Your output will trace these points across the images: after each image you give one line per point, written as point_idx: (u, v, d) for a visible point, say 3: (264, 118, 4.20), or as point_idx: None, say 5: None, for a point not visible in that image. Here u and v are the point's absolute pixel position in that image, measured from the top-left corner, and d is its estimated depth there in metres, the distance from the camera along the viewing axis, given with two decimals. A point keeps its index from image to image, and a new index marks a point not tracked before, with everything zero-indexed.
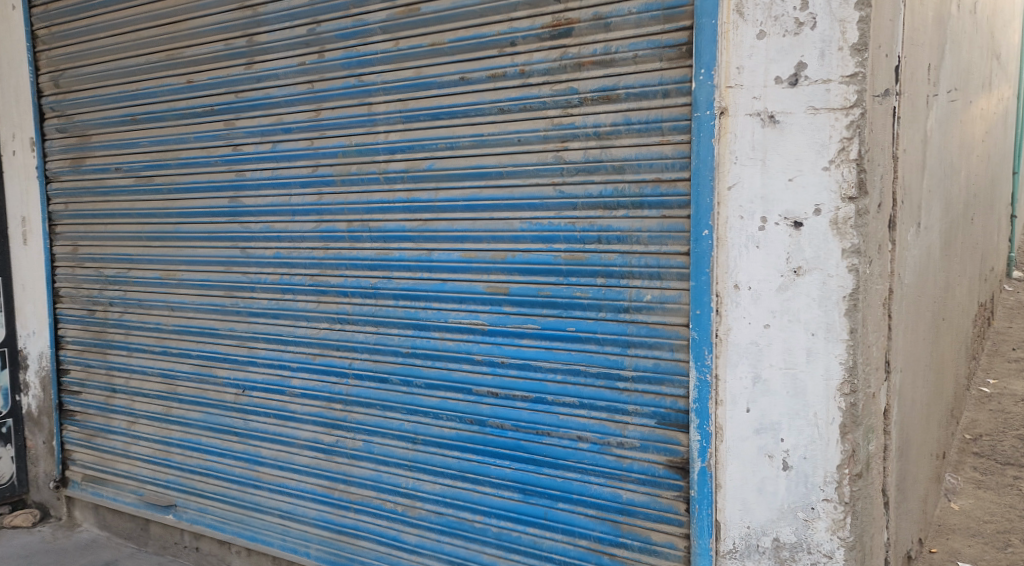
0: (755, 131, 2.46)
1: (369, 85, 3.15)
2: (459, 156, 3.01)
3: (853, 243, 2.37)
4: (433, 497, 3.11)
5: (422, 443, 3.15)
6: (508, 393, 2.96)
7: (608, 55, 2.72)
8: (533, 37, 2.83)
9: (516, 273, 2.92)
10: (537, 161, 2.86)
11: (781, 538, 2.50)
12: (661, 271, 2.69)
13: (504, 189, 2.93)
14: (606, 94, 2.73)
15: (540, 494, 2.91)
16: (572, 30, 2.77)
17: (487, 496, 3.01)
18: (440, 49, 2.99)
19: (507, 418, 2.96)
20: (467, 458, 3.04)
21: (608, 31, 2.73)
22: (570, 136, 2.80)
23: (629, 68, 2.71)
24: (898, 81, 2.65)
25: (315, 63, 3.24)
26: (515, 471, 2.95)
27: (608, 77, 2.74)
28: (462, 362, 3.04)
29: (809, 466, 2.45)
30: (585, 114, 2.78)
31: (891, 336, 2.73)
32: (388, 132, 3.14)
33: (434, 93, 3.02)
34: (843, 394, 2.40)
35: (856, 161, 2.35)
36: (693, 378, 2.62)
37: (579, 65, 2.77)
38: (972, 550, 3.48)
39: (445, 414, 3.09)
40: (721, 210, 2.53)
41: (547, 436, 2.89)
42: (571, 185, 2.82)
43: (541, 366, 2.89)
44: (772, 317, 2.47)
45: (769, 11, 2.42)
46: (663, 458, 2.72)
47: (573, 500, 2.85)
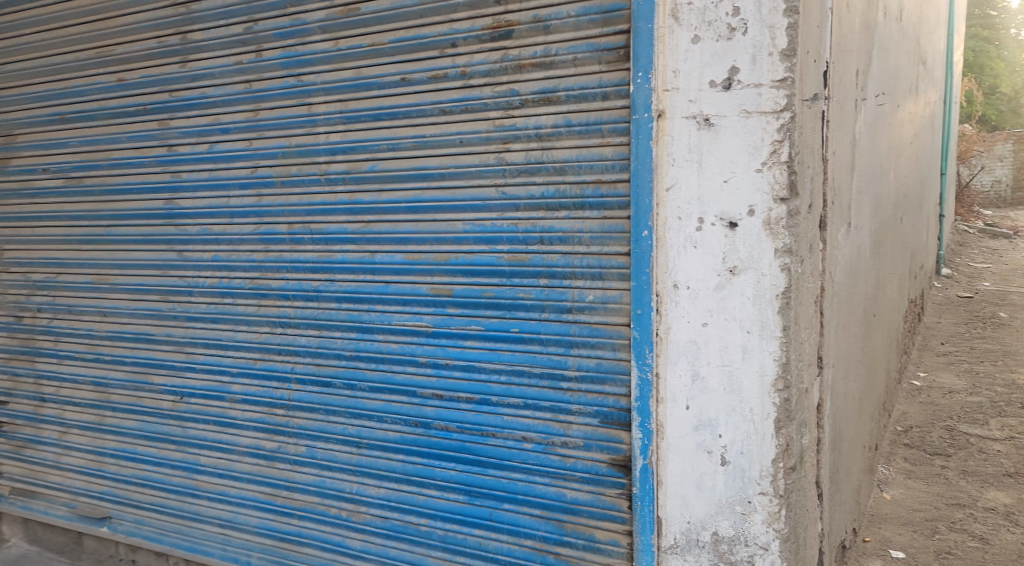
0: (691, 134, 2.51)
1: (308, 85, 3.13)
2: (401, 157, 3.01)
3: (785, 243, 2.44)
4: (379, 500, 3.12)
5: (366, 447, 3.16)
6: (453, 395, 2.98)
7: (549, 57, 2.75)
8: (473, 38, 2.84)
9: (459, 275, 2.94)
10: (479, 162, 2.88)
11: (720, 532, 2.56)
12: (602, 271, 2.74)
13: (446, 191, 2.95)
14: (546, 95, 2.76)
15: (485, 495, 2.94)
16: (512, 32, 2.78)
17: (432, 498, 3.03)
18: (380, 49, 2.99)
19: (452, 420, 2.98)
20: (412, 461, 3.07)
21: (548, 33, 2.75)
22: (512, 137, 2.83)
23: (569, 70, 2.74)
24: (826, 86, 2.73)
25: (252, 62, 3.21)
26: (461, 473, 2.97)
27: (549, 79, 2.76)
28: (407, 364, 3.05)
29: (746, 461, 2.51)
30: (526, 116, 2.81)
31: (823, 332, 2.82)
32: (329, 133, 3.13)
33: (375, 93, 3.02)
34: (777, 389, 2.47)
35: (787, 163, 2.42)
36: (634, 377, 2.67)
37: (519, 66, 2.79)
38: (903, 538, 3.61)
39: (390, 417, 3.10)
40: (660, 210, 2.58)
41: (492, 437, 2.92)
42: (512, 187, 2.84)
43: (485, 367, 2.91)
44: (709, 316, 2.53)
45: (702, 16, 2.47)
46: (606, 455, 2.77)
47: (518, 501, 2.88)
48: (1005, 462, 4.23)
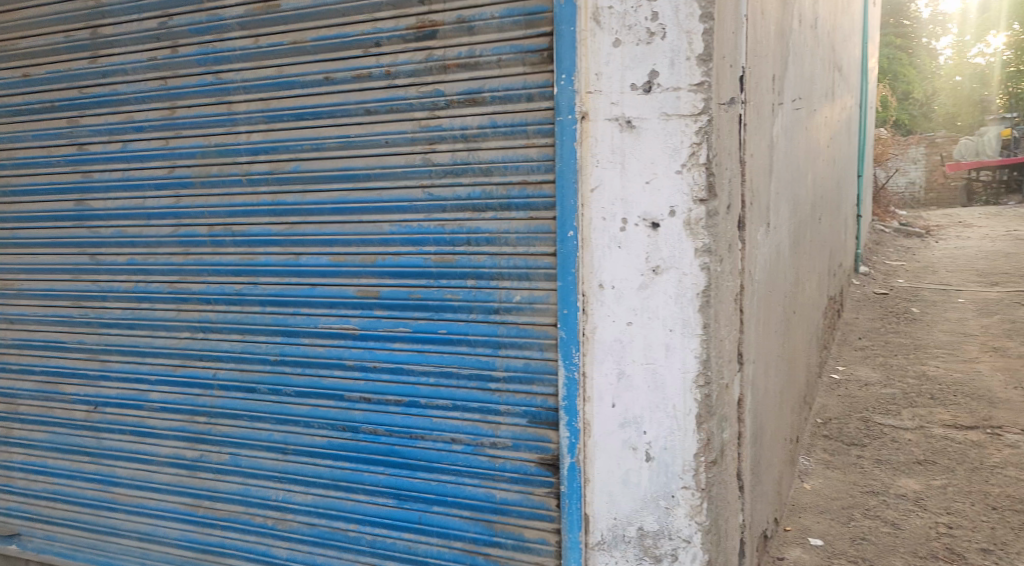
0: (614, 136, 2.55)
1: (227, 83, 3.08)
2: (325, 157, 2.99)
3: (705, 242, 2.50)
4: (306, 508, 3.09)
5: (293, 453, 3.12)
6: (381, 398, 2.97)
7: (473, 59, 2.76)
8: (397, 38, 2.84)
9: (386, 277, 2.93)
10: (405, 163, 2.88)
11: (645, 527, 2.61)
12: (529, 272, 2.76)
13: (371, 192, 2.94)
14: (471, 96, 2.77)
15: (414, 498, 2.93)
16: (436, 33, 2.79)
17: (361, 503, 3.01)
18: (302, 48, 2.96)
19: (381, 423, 2.97)
20: (340, 466, 3.04)
21: (472, 35, 2.76)
22: (437, 138, 2.83)
23: (494, 72, 2.75)
24: (742, 90, 2.81)
25: (167, 58, 3.15)
26: (390, 476, 2.96)
27: (474, 80, 2.77)
28: (334, 368, 3.03)
29: (669, 456, 2.57)
30: (451, 116, 2.81)
31: (743, 329, 2.90)
32: (249, 132, 3.09)
33: (297, 93, 2.99)
34: (698, 386, 2.53)
35: (706, 165, 2.48)
36: (562, 376, 2.69)
37: (444, 67, 2.79)
38: (821, 527, 3.72)
39: (317, 422, 3.07)
40: (585, 211, 2.61)
41: (421, 439, 2.92)
42: (439, 188, 2.85)
43: (414, 369, 2.91)
44: (633, 315, 2.58)
45: (623, 20, 2.51)
46: (535, 455, 2.79)
47: (448, 503, 2.88)
48: (916, 450, 4.41)
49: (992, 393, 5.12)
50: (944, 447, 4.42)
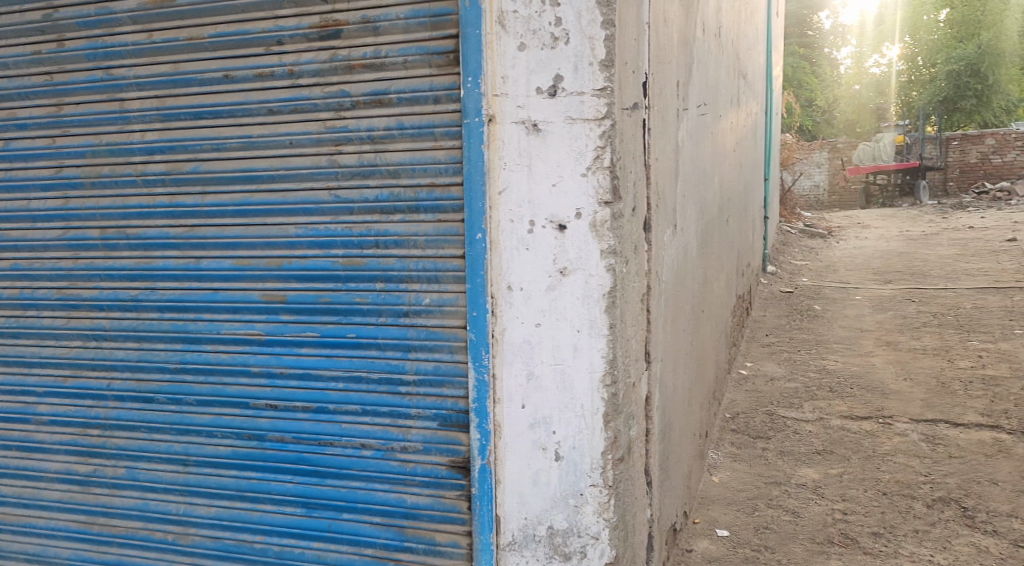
0: (520, 139, 2.57)
1: (118, 80, 3.00)
2: (226, 158, 2.93)
3: (610, 244, 2.56)
4: (210, 520, 3.01)
5: (194, 464, 3.04)
6: (288, 405, 2.91)
7: (379, 59, 2.74)
8: (300, 36, 2.80)
9: (292, 280, 2.89)
10: (310, 164, 2.84)
11: (554, 526, 2.63)
12: (438, 275, 2.74)
13: (276, 193, 2.89)
14: (378, 97, 2.75)
15: (323, 506, 2.88)
16: (340, 32, 2.76)
17: (268, 514, 2.95)
18: (198, 44, 2.90)
19: (289, 430, 2.91)
20: (245, 476, 2.97)
21: (377, 35, 2.74)
22: (344, 139, 2.80)
23: (400, 73, 2.74)
24: (646, 95, 2.88)
25: (52, 53, 3.06)
26: (298, 485, 2.91)
27: (379, 80, 2.76)
28: (238, 375, 2.96)
29: (578, 455, 2.60)
30: (357, 117, 2.79)
31: (650, 329, 2.97)
32: (144, 132, 3.01)
33: (195, 90, 2.93)
34: (605, 385, 2.58)
35: (610, 168, 2.53)
36: (472, 378, 2.69)
37: (348, 67, 2.77)
38: (727, 518, 3.82)
39: (220, 431, 2.99)
40: (493, 214, 2.62)
41: (330, 446, 2.87)
42: (345, 190, 2.81)
43: (322, 375, 2.87)
44: (542, 316, 2.60)
45: (527, 24, 2.54)
46: (446, 458, 2.76)
47: (358, 510, 2.84)
48: (815, 441, 4.57)
49: (885, 385, 5.35)
50: (841, 437, 4.60)
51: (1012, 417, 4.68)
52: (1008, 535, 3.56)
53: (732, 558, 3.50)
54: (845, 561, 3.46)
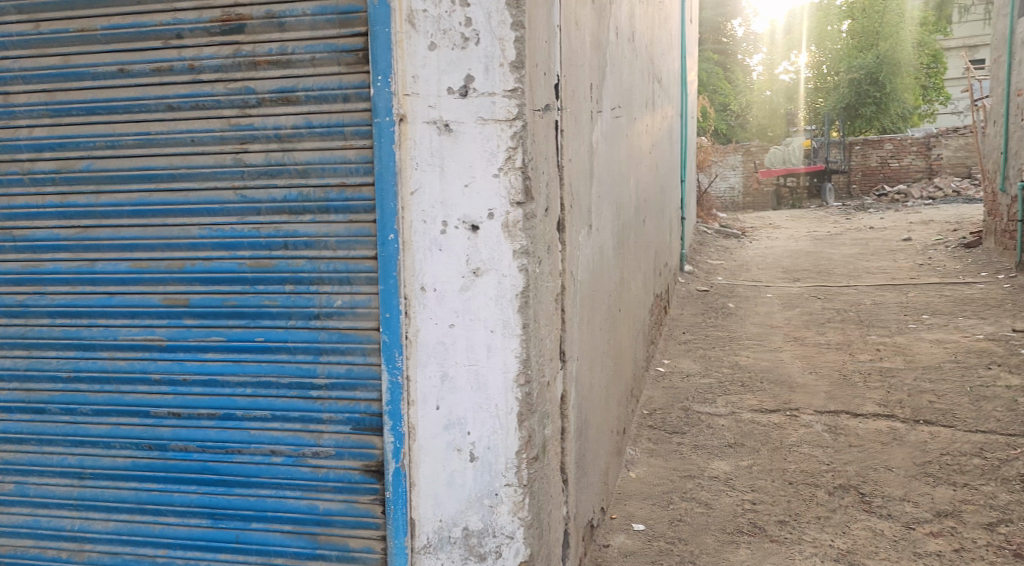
0: (432, 139, 2.56)
1: (2, 72, 2.89)
2: (121, 156, 2.83)
3: (522, 244, 2.57)
4: (107, 536, 2.90)
5: (90, 477, 2.92)
6: (192, 412, 2.82)
7: (285, 56, 2.69)
8: (200, 30, 2.73)
9: (196, 283, 2.80)
10: (213, 162, 2.76)
11: (469, 527, 2.62)
12: (349, 276, 2.69)
13: (176, 193, 2.80)
14: (285, 95, 2.70)
15: (230, 516, 2.81)
16: (243, 27, 2.70)
17: (170, 526, 2.85)
18: (90, 36, 2.80)
19: (192, 439, 2.82)
20: (146, 488, 2.87)
21: (282, 30, 2.69)
22: (249, 137, 2.73)
23: (308, 70, 2.69)
24: (558, 97, 2.91)
25: None
26: (203, 495, 2.83)
27: (285, 78, 2.71)
28: (137, 383, 2.86)
29: (492, 455, 2.60)
30: (263, 115, 2.73)
31: (564, 328, 3.00)
32: (31, 127, 2.90)
33: (87, 84, 2.83)
34: (519, 385, 2.58)
35: (522, 169, 2.55)
36: (384, 381, 2.65)
37: (253, 63, 2.71)
38: (643, 513, 3.87)
39: (118, 442, 2.88)
40: (406, 214, 2.59)
41: (238, 453, 2.80)
42: (250, 190, 2.75)
43: (228, 381, 2.79)
44: (455, 316, 2.59)
45: (438, 24, 2.53)
46: (359, 462, 2.72)
47: (267, 518, 2.78)
48: (727, 434, 4.68)
49: (792, 379, 5.52)
50: (751, 431, 4.71)
51: (906, 406, 4.88)
52: (901, 518, 3.71)
53: (647, 552, 3.55)
54: (752, 549, 3.54)
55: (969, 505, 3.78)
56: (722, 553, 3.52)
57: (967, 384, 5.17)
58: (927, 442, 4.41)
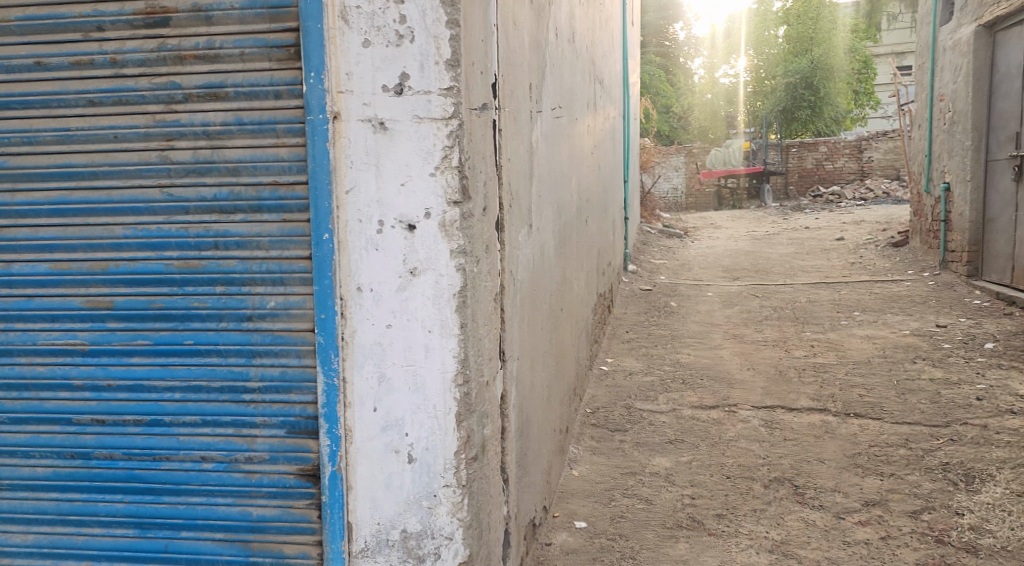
0: (367, 137, 2.54)
1: None
2: (40, 152, 2.75)
3: (459, 243, 2.56)
4: (27, 549, 2.81)
5: (9, 488, 2.83)
6: (117, 419, 2.75)
7: (213, 50, 2.64)
8: (123, 23, 2.67)
9: (120, 285, 2.73)
10: (138, 160, 2.70)
11: (408, 529, 2.60)
12: (283, 277, 2.66)
13: (98, 191, 2.72)
14: (213, 91, 2.66)
15: (158, 526, 2.75)
16: (169, 20, 2.65)
17: (95, 538, 2.78)
18: (6, 27, 2.72)
19: (118, 446, 2.75)
20: (68, 499, 2.79)
21: (210, 24, 2.64)
22: (176, 134, 2.68)
23: (237, 66, 2.65)
24: (496, 97, 2.92)
25: None
26: (130, 505, 2.75)
27: (213, 73, 2.66)
28: (57, 390, 2.78)
29: (430, 456, 2.59)
30: (191, 111, 2.68)
31: (503, 327, 3.00)
32: None
33: (2, 78, 2.75)
34: (457, 384, 2.58)
35: (458, 168, 2.54)
36: (320, 383, 2.62)
37: (179, 58, 2.66)
38: (586, 510, 3.89)
39: (38, 451, 2.80)
40: (341, 213, 2.57)
41: (166, 460, 2.74)
42: (177, 188, 2.69)
43: (155, 386, 2.73)
44: (392, 316, 2.57)
45: (371, 21, 2.51)
46: (294, 467, 2.68)
47: (198, 527, 2.73)
48: (668, 431, 4.73)
49: (731, 375, 5.61)
50: (691, 426, 4.78)
51: (838, 400, 5.00)
52: (832, 509, 3.80)
53: (588, 549, 3.57)
54: (691, 543, 3.58)
55: (895, 494, 3.88)
56: (661, 548, 3.56)
57: (894, 378, 5.31)
58: (857, 434, 4.52)
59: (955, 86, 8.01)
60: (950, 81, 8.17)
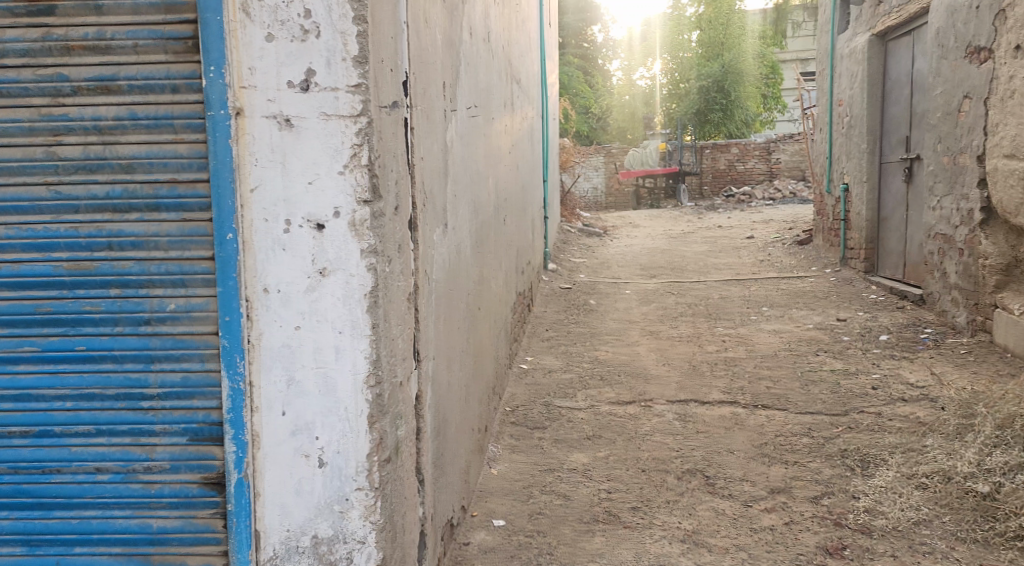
0: (272, 134, 2.49)
1: None
2: None
3: (370, 243, 2.54)
4: None
5: None
6: (3, 430, 2.63)
7: (103, 42, 2.55)
8: (5, 11, 2.56)
9: (4, 289, 2.60)
10: (22, 156, 2.59)
11: (318, 535, 2.56)
12: (184, 278, 2.58)
13: None
14: (104, 84, 2.56)
15: (49, 542, 2.64)
16: (55, 9, 2.55)
17: None
18: None
19: (4, 460, 2.63)
20: None
21: (100, 14, 2.55)
22: (64, 129, 2.58)
23: (130, 58, 2.56)
24: (407, 95, 2.90)
25: None
26: (17, 521, 2.63)
27: (104, 65, 2.57)
28: None
29: (342, 460, 2.55)
30: (80, 105, 2.58)
31: (418, 326, 2.99)
32: None
33: None
34: (369, 386, 2.56)
35: (367, 166, 2.52)
36: (225, 388, 2.55)
37: (67, 49, 2.56)
38: (504, 508, 3.90)
39: None
40: (244, 212, 2.51)
41: (57, 473, 2.63)
42: (67, 186, 2.59)
43: (45, 395, 2.61)
44: (301, 318, 2.53)
45: (274, 14, 2.47)
46: (198, 475, 2.61)
47: (93, 542, 2.63)
48: (586, 427, 4.78)
49: (648, 371, 5.70)
50: (608, 422, 4.84)
51: (747, 393, 5.13)
52: (740, 497, 3.89)
53: (506, 547, 3.58)
54: (607, 536, 3.63)
55: (798, 480, 4.00)
56: (578, 542, 3.59)
57: (798, 370, 5.47)
58: (764, 425, 4.64)
59: (851, 92, 8.29)
60: (847, 87, 8.45)
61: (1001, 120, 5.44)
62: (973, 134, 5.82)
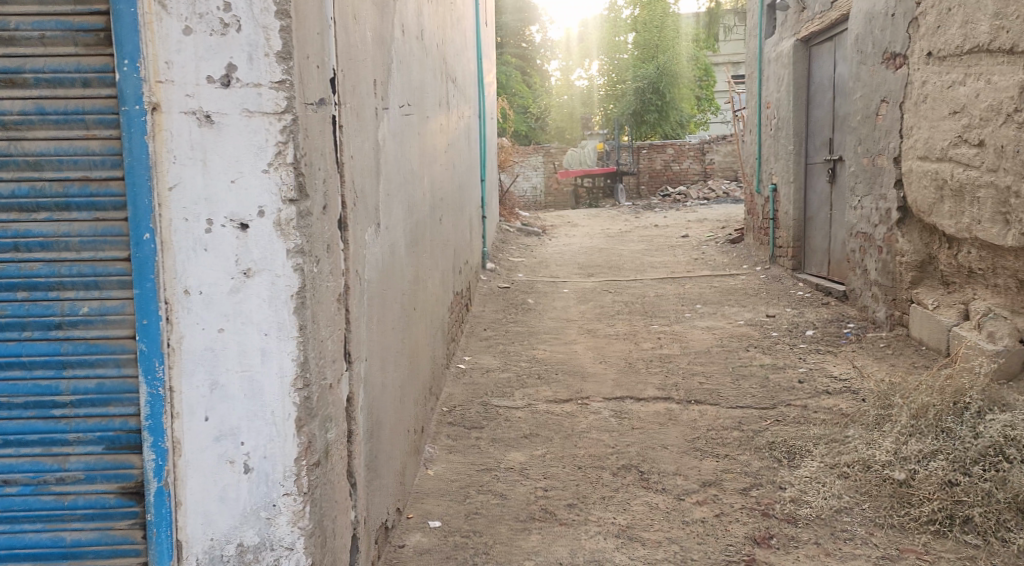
0: (191, 131, 2.42)
1: None
2: None
3: (296, 243, 2.49)
4: None
5: None
6: None
7: (7, 33, 2.45)
8: None
9: None
10: None
11: (244, 542, 2.50)
12: (98, 281, 2.49)
13: None
14: (9, 77, 2.46)
15: None
16: None
17: None
18: None
19: None
20: None
21: (3, 4, 2.45)
22: None
23: (37, 50, 2.47)
24: (335, 92, 2.84)
25: None
26: None
27: (9, 57, 2.47)
28: None
29: (269, 465, 2.49)
30: None
31: (349, 327, 2.93)
32: None
33: None
34: (297, 389, 2.51)
35: (293, 164, 2.47)
36: (143, 394, 2.47)
37: None
38: (441, 509, 3.86)
39: None
40: (163, 211, 2.43)
41: None
42: None
43: None
44: (224, 320, 2.46)
45: (192, 7, 2.39)
46: (114, 485, 2.52)
47: (2, 557, 2.52)
48: (523, 426, 4.76)
49: (585, 369, 5.71)
50: (546, 421, 4.83)
51: (681, 388, 5.17)
52: (673, 491, 3.92)
53: (442, 548, 3.55)
54: (543, 534, 3.62)
55: (729, 473, 4.05)
56: (515, 541, 3.57)
57: (730, 365, 5.55)
58: (697, 420, 4.69)
59: (778, 95, 8.45)
60: (774, 90, 8.61)
61: (915, 123, 5.59)
62: (890, 137, 5.96)
